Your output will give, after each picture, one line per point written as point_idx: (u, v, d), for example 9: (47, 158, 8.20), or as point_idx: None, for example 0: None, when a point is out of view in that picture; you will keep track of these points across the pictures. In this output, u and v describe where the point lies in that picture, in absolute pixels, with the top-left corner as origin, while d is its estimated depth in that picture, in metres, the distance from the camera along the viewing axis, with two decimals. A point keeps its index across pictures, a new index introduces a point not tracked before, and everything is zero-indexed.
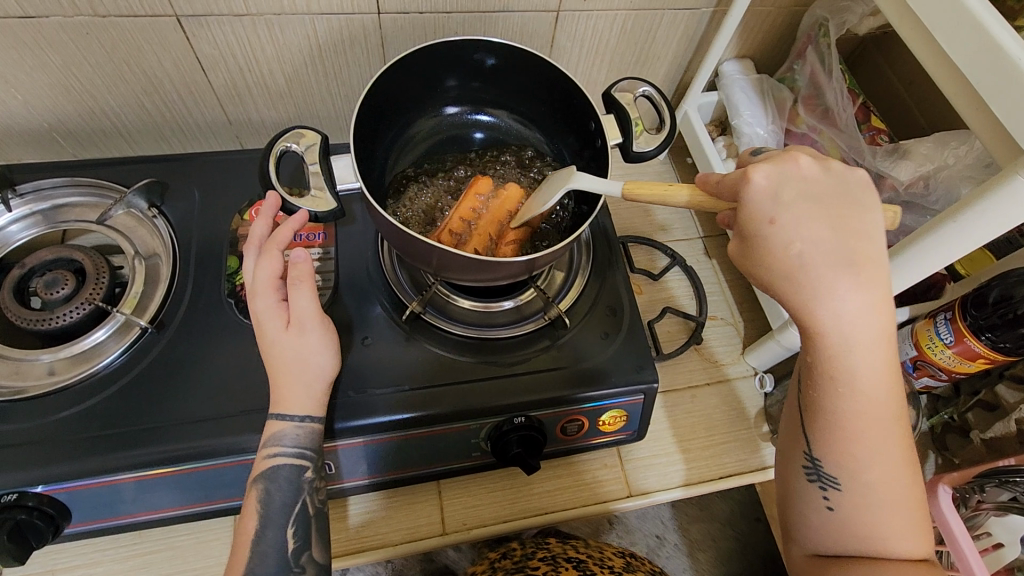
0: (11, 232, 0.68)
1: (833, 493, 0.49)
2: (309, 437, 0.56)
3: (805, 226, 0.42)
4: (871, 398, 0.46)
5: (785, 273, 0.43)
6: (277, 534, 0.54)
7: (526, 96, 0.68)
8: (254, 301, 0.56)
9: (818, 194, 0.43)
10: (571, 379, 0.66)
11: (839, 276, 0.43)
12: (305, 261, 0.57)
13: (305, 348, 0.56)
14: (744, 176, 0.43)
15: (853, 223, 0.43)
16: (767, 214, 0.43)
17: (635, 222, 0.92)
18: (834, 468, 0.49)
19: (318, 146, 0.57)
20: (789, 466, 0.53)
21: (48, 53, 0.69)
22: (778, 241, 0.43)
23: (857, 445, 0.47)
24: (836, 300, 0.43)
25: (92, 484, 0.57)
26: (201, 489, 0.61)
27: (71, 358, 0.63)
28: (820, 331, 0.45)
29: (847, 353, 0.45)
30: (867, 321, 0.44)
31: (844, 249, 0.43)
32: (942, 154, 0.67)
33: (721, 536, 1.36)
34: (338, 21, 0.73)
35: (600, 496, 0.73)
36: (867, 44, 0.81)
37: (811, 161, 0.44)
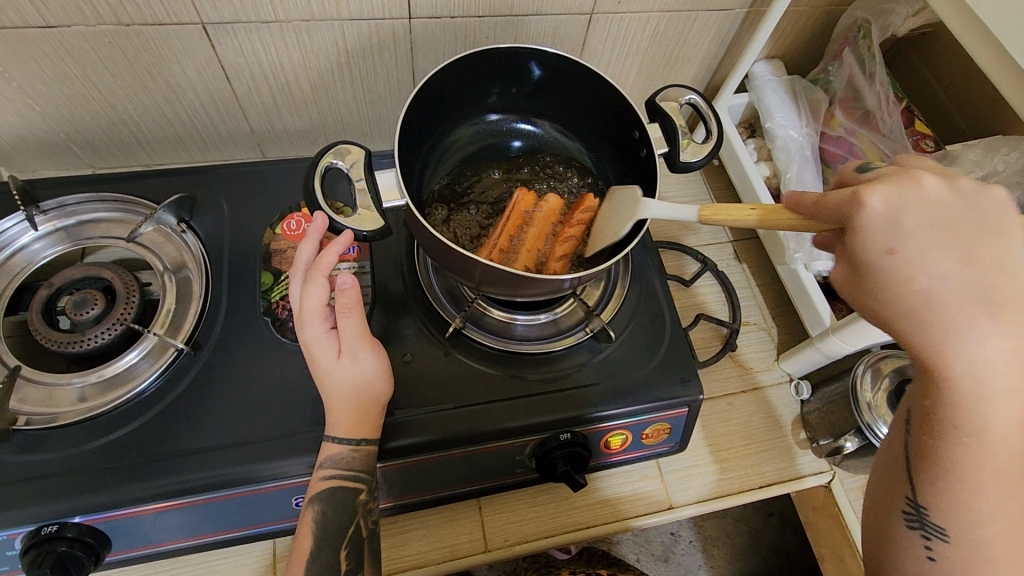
0: (35, 250, 0.66)
1: (938, 547, 0.44)
2: (364, 459, 0.55)
3: (931, 258, 0.40)
4: (1004, 449, 0.41)
5: (909, 311, 0.41)
6: (331, 556, 0.53)
7: (570, 104, 0.66)
8: (302, 331, 0.54)
9: (943, 220, 0.40)
10: (615, 394, 0.65)
11: (972, 312, 0.40)
12: (351, 287, 0.54)
13: (358, 375, 0.54)
14: (858, 200, 0.41)
15: (987, 255, 0.40)
16: (885, 244, 0.41)
17: (664, 227, 0.91)
18: (942, 518, 0.43)
19: (363, 162, 0.55)
20: (884, 512, 0.48)
21: (68, 63, 0.67)
22: (900, 274, 0.40)
23: (974, 496, 0.42)
24: (969, 339, 0.40)
25: (118, 515, 0.55)
26: (229, 517, 0.60)
27: (104, 381, 0.61)
28: (946, 371, 0.41)
29: (976, 397, 0.41)
30: (1007, 364, 0.40)
31: (982, 283, 0.40)
32: (991, 160, 0.65)
33: (738, 533, 1.36)
34: (368, 27, 0.70)
35: (642, 509, 0.72)
36: (902, 45, 0.80)
37: (936, 183, 0.41)
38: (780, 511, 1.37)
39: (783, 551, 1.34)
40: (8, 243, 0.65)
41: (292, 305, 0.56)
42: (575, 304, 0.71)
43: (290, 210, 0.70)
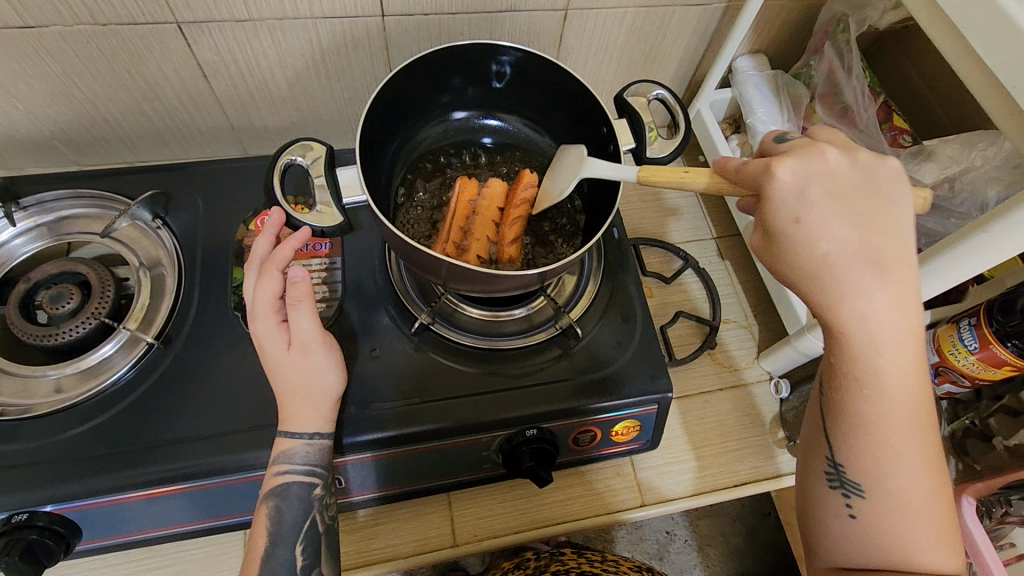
0: (16, 246, 0.67)
1: (856, 501, 0.48)
2: (319, 453, 0.56)
3: (829, 223, 0.43)
4: (897, 401, 0.45)
5: (810, 273, 0.44)
6: (287, 552, 0.54)
7: (537, 100, 0.66)
8: (253, 323, 0.56)
9: (840, 190, 0.44)
10: (581, 390, 0.65)
11: (864, 272, 0.43)
12: (304, 279, 0.57)
13: (310, 368, 0.56)
14: (770, 172, 0.44)
15: (875, 220, 0.44)
16: (792, 213, 0.44)
17: (646, 223, 0.91)
18: (855, 473, 0.48)
19: (324, 159, 0.55)
20: (811, 472, 0.52)
21: (48, 63, 0.68)
22: (804, 240, 0.44)
23: (878, 449, 0.47)
24: (861, 298, 0.44)
25: (102, 502, 0.57)
26: (209, 506, 0.61)
27: (79, 373, 0.62)
28: (843, 329, 0.45)
29: (872, 352, 0.45)
30: (895, 319, 0.44)
31: (870, 246, 0.43)
32: (969, 155, 0.64)
33: (732, 532, 1.35)
34: (341, 25, 0.71)
35: (613, 506, 0.72)
36: (886, 38, 0.79)
37: (838, 157, 0.45)
38: (775, 511, 1.36)
39: (777, 551, 1.33)
40: None
41: (246, 297, 0.58)
42: (546, 302, 0.71)
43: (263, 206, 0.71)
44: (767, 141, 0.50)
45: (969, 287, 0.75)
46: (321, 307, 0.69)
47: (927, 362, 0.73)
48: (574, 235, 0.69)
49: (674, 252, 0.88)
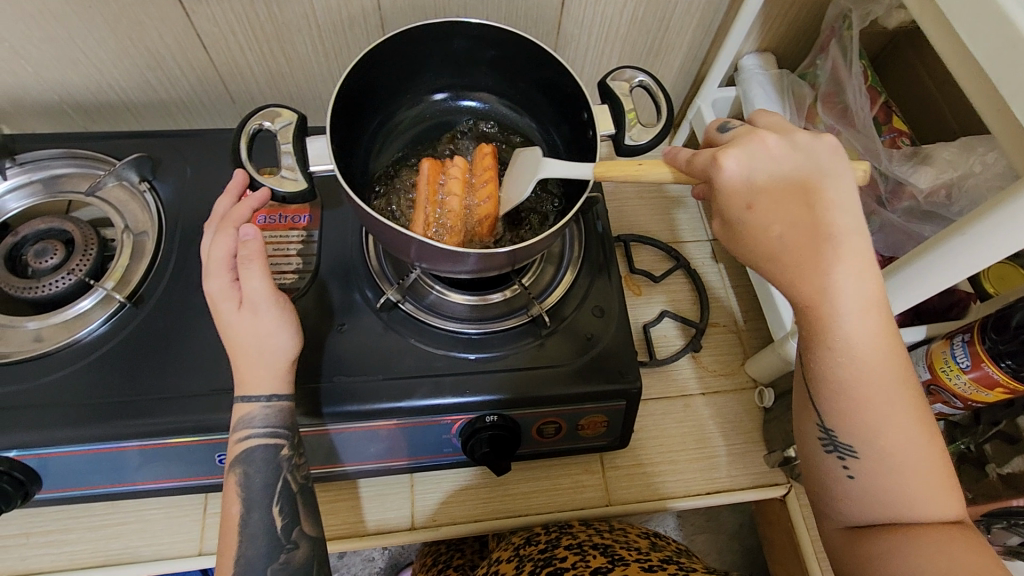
0: (6, 201, 0.69)
1: (853, 462, 0.47)
2: (279, 415, 0.56)
3: (777, 208, 0.43)
4: (868, 362, 0.44)
5: (768, 256, 0.44)
6: (263, 515, 0.55)
7: (518, 82, 0.65)
8: (208, 282, 0.56)
9: (784, 172, 0.44)
10: (547, 380, 0.64)
11: (819, 247, 0.42)
12: (254, 239, 0.56)
13: (261, 329, 0.56)
14: (716, 163, 0.44)
15: (824, 197, 0.43)
16: (743, 200, 0.44)
17: (640, 221, 0.88)
18: (844, 434, 0.46)
19: (294, 125, 0.55)
20: (803, 436, 0.50)
21: (53, 26, 0.70)
22: (756, 224, 0.44)
23: (863, 411, 0.45)
24: (823, 271, 0.42)
25: (99, 449, 0.58)
26: (204, 463, 0.62)
27: (58, 325, 0.64)
28: (807, 303, 0.44)
29: (838, 321, 0.43)
30: (853, 286, 0.43)
31: (820, 219, 0.43)
32: (967, 160, 0.60)
33: (726, 548, 1.31)
34: (336, 1, 0.71)
35: (579, 503, 0.70)
36: (899, 39, 0.75)
37: (778, 139, 0.44)
38: None
39: None
40: None
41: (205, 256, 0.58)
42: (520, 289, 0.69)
43: None
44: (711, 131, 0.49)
45: (971, 303, 0.71)
46: (294, 279, 0.69)
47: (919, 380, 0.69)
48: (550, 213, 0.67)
49: (666, 251, 0.86)
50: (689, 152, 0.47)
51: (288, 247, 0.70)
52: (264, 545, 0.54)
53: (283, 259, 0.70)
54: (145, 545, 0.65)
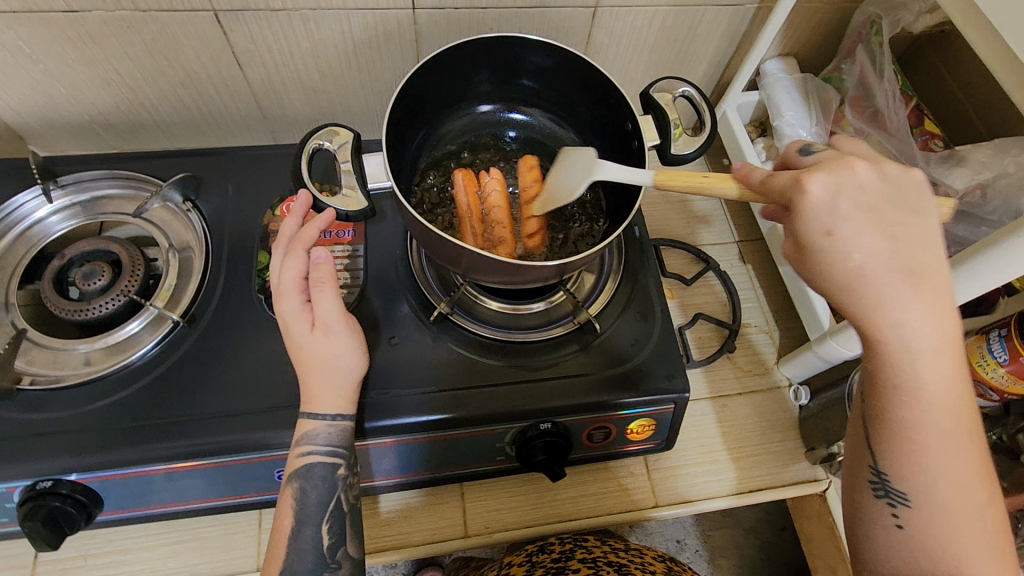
0: (52, 223, 0.70)
1: (902, 511, 0.46)
2: (342, 435, 0.57)
3: (863, 237, 0.41)
4: (937, 407, 0.43)
5: (845, 286, 0.41)
6: (313, 531, 0.55)
7: (565, 98, 0.67)
8: (280, 302, 0.57)
9: (869, 203, 0.41)
10: (598, 387, 0.65)
11: (900, 284, 0.41)
12: (327, 261, 0.58)
13: (332, 349, 0.57)
14: (800, 184, 0.41)
15: (909, 232, 0.41)
16: (825, 226, 0.41)
17: (669, 225, 0.90)
18: (901, 481, 0.46)
19: (351, 145, 0.57)
20: (851, 480, 0.50)
21: (91, 47, 0.71)
22: (837, 253, 0.41)
23: (924, 458, 0.45)
24: (897, 308, 0.41)
25: (125, 474, 0.58)
26: (224, 484, 0.62)
27: (107, 349, 0.64)
28: (881, 341, 0.43)
29: (911, 362, 0.43)
30: (929, 327, 0.42)
31: (904, 254, 0.41)
32: (1002, 161, 0.63)
33: (745, 544, 1.33)
34: (373, 17, 0.72)
35: (627, 505, 0.71)
36: (921, 43, 0.78)
37: (867, 169, 0.42)
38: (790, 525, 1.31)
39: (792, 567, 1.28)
40: (27, 216, 0.69)
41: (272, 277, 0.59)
42: (564, 297, 0.71)
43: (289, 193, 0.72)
44: (790, 154, 0.48)
45: (1000, 298, 0.73)
46: (344, 292, 0.70)
47: None
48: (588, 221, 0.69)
49: (696, 254, 0.87)
50: (762, 172, 0.46)
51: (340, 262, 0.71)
52: (311, 562, 0.55)
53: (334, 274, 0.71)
54: (202, 563, 0.65)
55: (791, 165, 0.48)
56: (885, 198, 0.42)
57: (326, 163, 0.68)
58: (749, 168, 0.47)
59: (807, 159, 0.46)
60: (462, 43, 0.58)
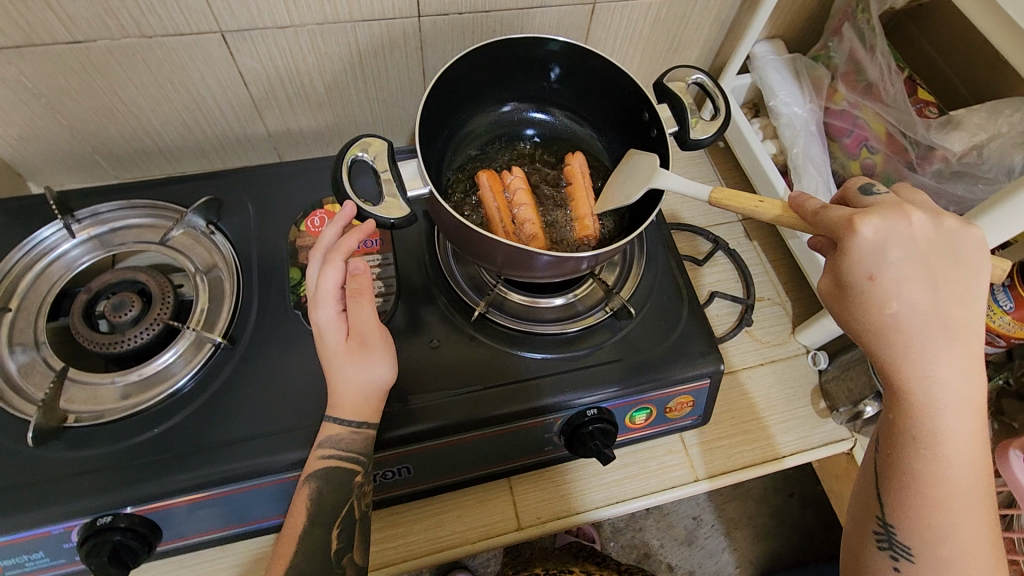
0: (73, 256, 0.69)
1: (905, 563, 0.52)
2: (364, 443, 0.58)
3: (906, 287, 0.46)
4: (953, 466, 0.49)
5: (877, 328, 0.47)
6: (324, 534, 0.57)
7: (584, 96, 0.70)
8: (314, 310, 0.57)
9: (922, 255, 0.46)
10: (637, 370, 0.67)
11: (933, 338, 0.47)
12: (364, 273, 0.59)
13: (366, 360, 0.57)
14: (853, 227, 0.46)
15: (952, 289, 0.47)
16: (868, 271, 0.46)
17: (675, 209, 0.93)
18: (906, 535, 0.52)
19: (386, 154, 0.58)
20: (860, 527, 0.55)
21: (94, 77, 0.69)
22: (878, 298, 0.46)
23: (934, 516, 0.50)
24: (927, 364, 0.47)
25: (150, 508, 0.57)
26: (240, 511, 0.62)
27: (143, 380, 0.63)
28: (908, 393, 0.48)
29: (936, 417, 0.48)
30: (954, 384, 0.48)
31: (942, 313, 0.46)
32: (996, 122, 0.67)
33: (756, 512, 1.33)
34: (379, 27, 0.73)
35: (670, 481, 0.74)
36: (901, 17, 0.83)
37: (921, 222, 0.47)
38: (800, 491, 1.34)
39: (806, 532, 1.31)
40: (49, 251, 0.68)
41: (309, 285, 0.60)
42: (594, 285, 0.73)
43: (311, 207, 0.72)
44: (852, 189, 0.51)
45: (995, 251, 0.78)
46: (380, 301, 0.70)
47: None
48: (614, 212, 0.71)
49: (705, 236, 0.90)
50: (817, 202, 0.50)
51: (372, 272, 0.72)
52: (316, 564, 0.56)
53: None
54: None
55: (849, 201, 0.51)
56: (938, 255, 0.47)
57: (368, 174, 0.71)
58: (805, 198, 0.51)
59: (867, 199, 0.50)
60: (491, 41, 0.62)
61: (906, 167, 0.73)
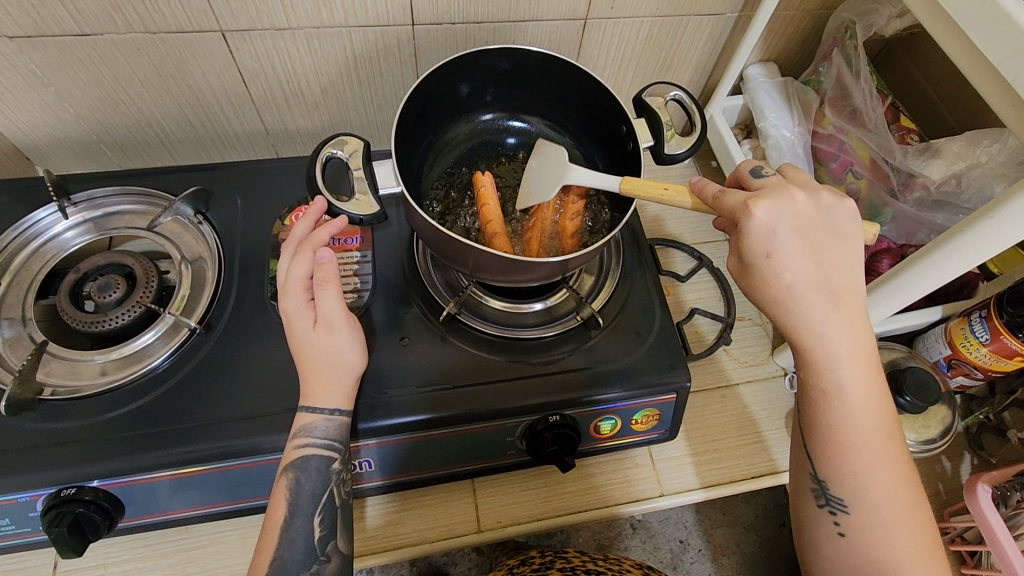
0: (67, 237, 0.72)
1: (842, 517, 0.54)
2: (338, 429, 0.59)
3: (795, 260, 0.49)
4: (858, 412, 0.51)
5: (778, 300, 0.50)
6: (305, 522, 0.57)
7: (561, 106, 0.73)
8: (284, 298, 0.60)
9: (806, 228, 0.49)
10: (604, 379, 0.67)
11: (821, 301, 0.50)
12: (331, 262, 0.60)
13: (333, 347, 0.59)
14: (747, 210, 0.48)
15: (832, 255, 0.50)
16: (764, 248, 0.49)
17: (662, 225, 0.92)
18: (838, 488, 0.53)
19: (360, 153, 0.63)
20: (799, 491, 0.57)
21: (100, 68, 0.72)
22: (773, 273, 0.49)
23: (856, 465, 0.52)
24: (818, 323, 0.50)
25: (132, 481, 0.59)
26: (229, 488, 0.63)
27: (122, 359, 0.65)
28: (808, 350, 0.51)
29: (833, 368, 0.51)
30: (844, 337, 0.50)
31: (825, 277, 0.49)
32: (974, 152, 0.69)
33: (747, 542, 1.20)
34: (373, 33, 0.75)
35: (634, 495, 0.73)
36: (892, 44, 0.84)
37: (804, 197, 0.49)
38: None
39: None
40: (43, 231, 0.71)
41: (281, 276, 0.62)
42: (567, 294, 0.73)
43: (297, 203, 0.76)
44: (743, 174, 0.54)
45: (979, 282, 0.78)
46: (355, 296, 0.72)
47: (939, 356, 0.75)
48: (600, 225, 0.72)
49: (689, 253, 0.89)
50: (716, 187, 0.52)
51: (351, 268, 0.74)
52: (300, 553, 0.56)
53: (344, 279, 0.73)
54: (221, 567, 0.65)
55: (744, 184, 0.54)
56: (817, 226, 0.49)
57: (337, 170, 0.75)
58: (705, 182, 0.53)
59: (757, 181, 0.53)
60: (474, 50, 0.65)
61: (888, 194, 0.75)
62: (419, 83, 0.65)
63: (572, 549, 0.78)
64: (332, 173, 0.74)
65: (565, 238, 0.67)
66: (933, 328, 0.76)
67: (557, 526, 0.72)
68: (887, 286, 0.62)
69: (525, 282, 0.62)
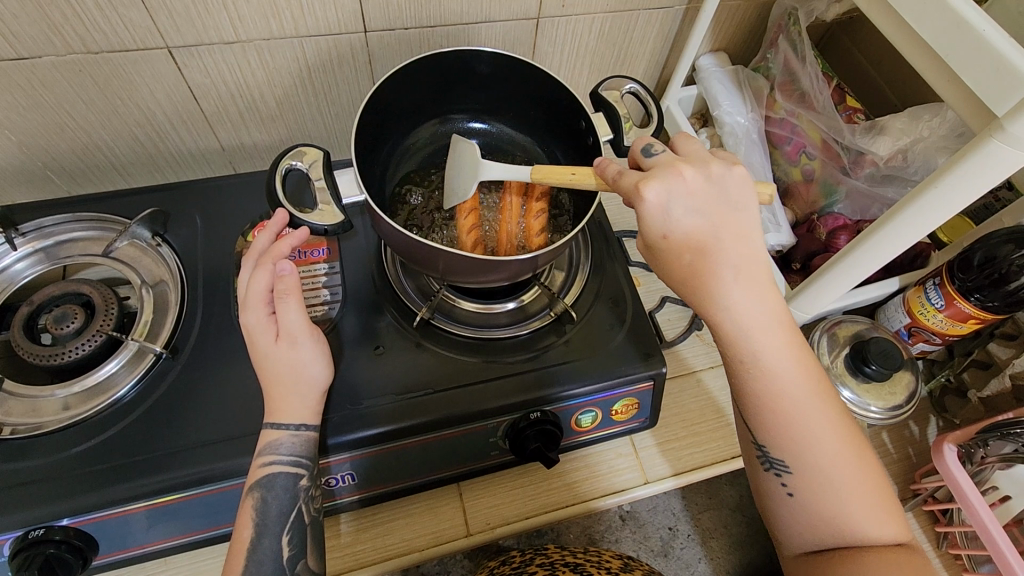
0: (16, 270, 0.69)
1: (788, 478, 0.55)
2: (306, 445, 0.58)
3: (691, 236, 0.50)
4: (782, 378, 0.53)
5: (684, 280, 0.52)
6: (274, 542, 0.55)
7: (520, 105, 0.74)
8: (244, 313, 0.59)
9: (702, 204, 0.51)
10: (580, 372, 0.68)
11: (725, 276, 0.51)
12: (292, 274, 0.59)
13: (297, 361, 0.58)
14: (638, 194, 0.50)
15: (730, 229, 0.51)
16: (659, 229, 0.51)
17: (628, 217, 0.94)
18: (779, 453, 0.55)
19: (320, 163, 0.62)
20: (750, 461, 0.59)
21: (41, 93, 0.70)
22: (672, 252, 0.51)
23: (791, 429, 0.54)
24: (728, 297, 0.52)
25: (105, 516, 0.57)
26: (210, 514, 0.61)
27: (84, 392, 0.62)
28: (722, 324, 0.53)
29: (750, 340, 0.52)
30: (756, 308, 0.52)
31: (725, 252, 0.51)
32: (917, 127, 0.72)
33: (733, 522, 1.18)
34: (325, 42, 0.74)
35: (617, 485, 0.74)
36: (833, 29, 0.88)
37: (692, 172, 0.51)
38: None
39: None
40: None
41: (241, 289, 0.61)
42: (539, 291, 0.74)
43: (259, 218, 0.75)
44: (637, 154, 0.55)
45: (931, 252, 0.81)
46: (324, 309, 0.71)
47: (900, 326, 0.78)
48: (564, 219, 0.74)
49: None
50: (614, 169, 0.53)
51: (317, 280, 0.73)
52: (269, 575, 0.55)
53: (311, 292, 0.72)
54: None
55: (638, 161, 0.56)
56: (713, 201, 0.51)
57: (297, 182, 0.74)
58: (606, 163, 0.54)
59: (650, 158, 0.54)
60: (429, 55, 0.65)
61: (840, 171, 0.79)
62: (375, 89, 0.64)
63: (551, 546, 0.78)
64: (292, 187, 0.74)
65: (533, 236, 0.68)
66: (892, 298, 0.80)
67: (546, 522, 0.72)
68: (845, 260, 0.64)
69: (493, 282, 0.62)
